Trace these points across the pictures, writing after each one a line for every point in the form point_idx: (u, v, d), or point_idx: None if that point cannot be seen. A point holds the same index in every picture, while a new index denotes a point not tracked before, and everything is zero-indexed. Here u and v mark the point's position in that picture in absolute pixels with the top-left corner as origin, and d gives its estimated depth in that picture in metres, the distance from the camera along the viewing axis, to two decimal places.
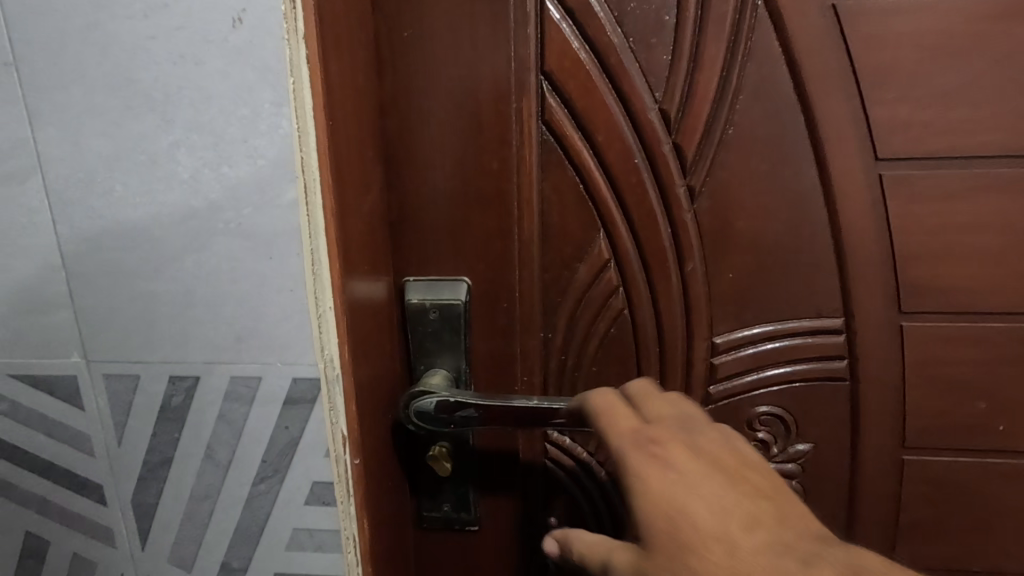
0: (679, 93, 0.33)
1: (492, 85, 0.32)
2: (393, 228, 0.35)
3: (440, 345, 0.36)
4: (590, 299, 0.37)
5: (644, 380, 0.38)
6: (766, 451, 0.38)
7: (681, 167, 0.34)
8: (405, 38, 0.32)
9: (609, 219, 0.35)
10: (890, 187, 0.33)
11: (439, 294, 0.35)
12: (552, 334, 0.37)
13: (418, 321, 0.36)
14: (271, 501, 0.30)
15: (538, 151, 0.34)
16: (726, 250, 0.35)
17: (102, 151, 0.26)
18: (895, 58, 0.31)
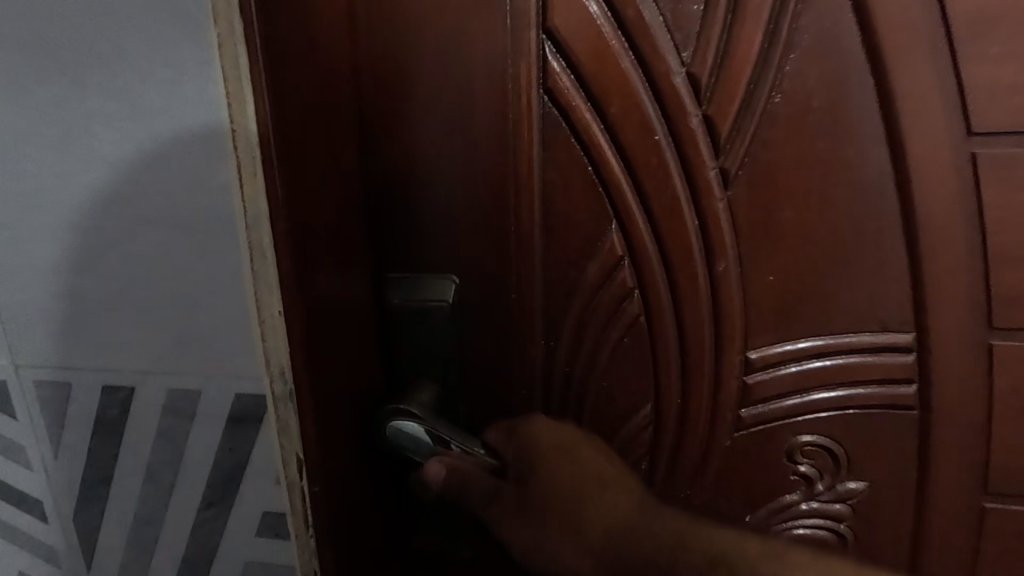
0: (713, 53, 0.27)
1: (484, 46, 0.27)
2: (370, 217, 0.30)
3: (424, 352, 0.31)
4: (600, 303, 0.31)
5: (663, 400, 0.32)
6: (809, 487, 0.32)
7: (713, 147, 0.28)
8: None
9: (624, 209, 0.29)
10: (984, 171, 0.26)
11: (423, 294, 0.30)
12: (555, 342, 0.32)
13: (398, 323, 0.31)
14: (220, 529, 0.27)
15: (539, 126, 0.29)
16: (767, 248, 0.29)
17: (9, 121, 0.22)
18: (999, 3, 0.24)
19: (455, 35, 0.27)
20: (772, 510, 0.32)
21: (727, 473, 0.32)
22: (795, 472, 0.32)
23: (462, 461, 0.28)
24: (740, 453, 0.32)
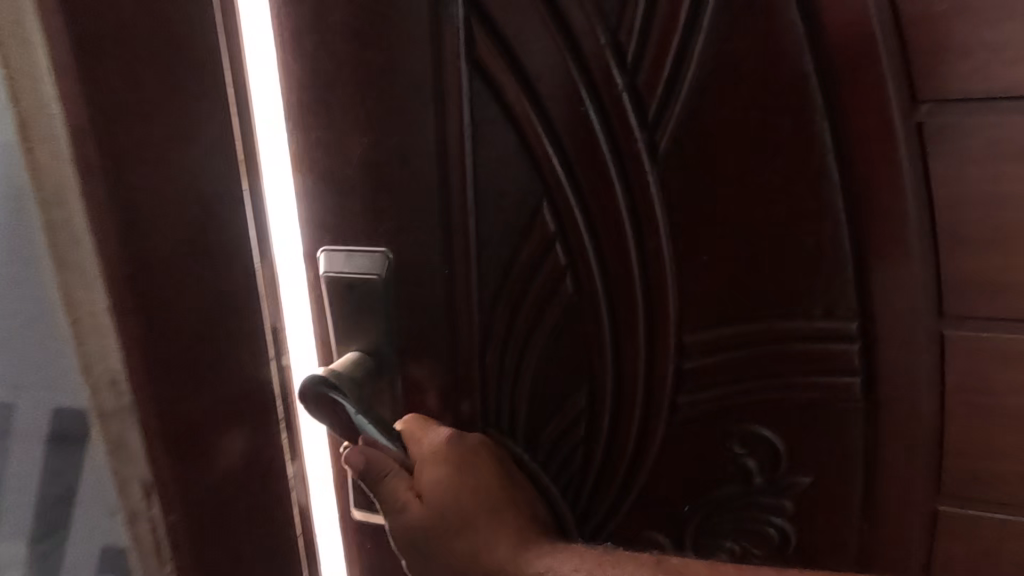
0: (637, 16, 0.25)
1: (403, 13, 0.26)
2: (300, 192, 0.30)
3: (364, 324, 0.30)
4: (533, 284, 0.30)
5: (598, 384, 0.31)
6: (750, 479, 0.30)
7: (640, 117, 0.26)
8: None
9: (554, 186, 0.28)
10: (934, 141, 0.24)
11: (354, 267, 0.30)
12: (491, 323, 0.30)
13: (338, 294, 0.30)
14: (80, 522, 0.30)
15: (464, 96, 0.27)
16: (700, 226, 0.27)
17: None
18: None
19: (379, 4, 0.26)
20: (710, 500, 0.31)
21: (664, 459, 0.31)
22: (735, 462, 0.30)
23: (382, 454, 0.28)
24: (677, 440, 0.31)
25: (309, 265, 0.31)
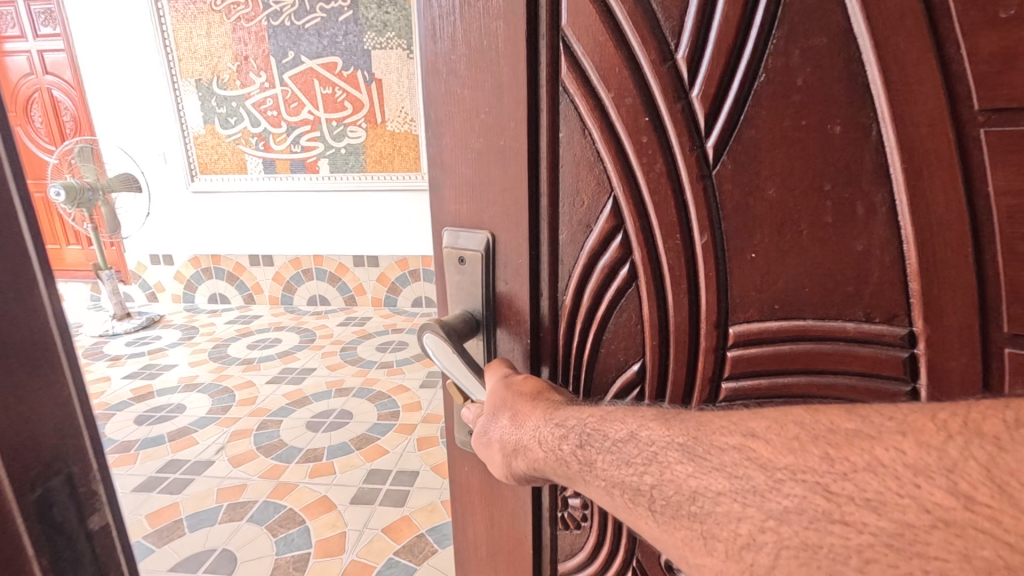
0: (708, 94, 0.33)
1: (529, 83, 0.38)
2: (455, 197, 0.44)
3: (466, 289, 0.45)
4: (616, 276, 0.40)
5: (668, 359, 0.40)
6: None
7: (703, 162, 0.35)
8: (473, 44, 0.39)
9: (637, 209, 0.38)
10: (1004, 202, 0.28)
11: (465, 245, 0.44)
12: (580, 297, 0.42)
13: (455, 264, 0.45)
14: None
15: (576, 142, 0.38)
16: (748, 225, 0.35)
17: None
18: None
19: (510, 74, 0.38)
20: None
21: None
22: None
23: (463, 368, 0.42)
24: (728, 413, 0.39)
25: (440, 238, 0.46)
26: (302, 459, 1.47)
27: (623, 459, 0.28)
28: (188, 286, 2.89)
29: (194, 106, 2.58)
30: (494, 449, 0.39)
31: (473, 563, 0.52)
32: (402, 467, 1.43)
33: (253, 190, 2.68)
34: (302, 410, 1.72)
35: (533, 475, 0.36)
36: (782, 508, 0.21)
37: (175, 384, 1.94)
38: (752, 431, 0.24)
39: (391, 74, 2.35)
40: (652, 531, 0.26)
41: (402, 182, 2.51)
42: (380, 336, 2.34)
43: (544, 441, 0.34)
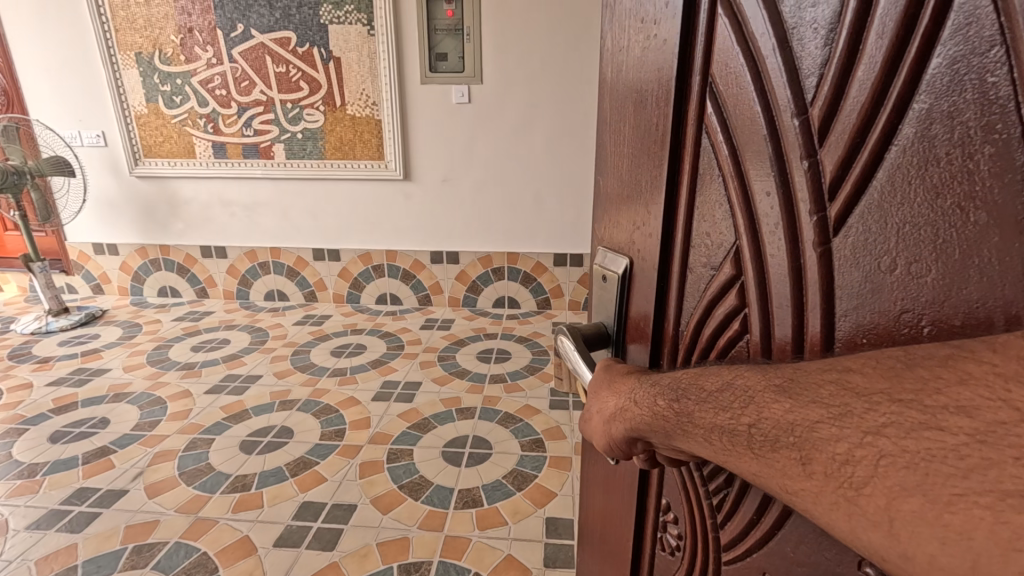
0: (844, 145, 0.25)
1: (666, 118, 0.38)
2: (616, 221, 0.48)
3: (606, 300, 0.50)
4: (726, 326, 0.35)
5: None
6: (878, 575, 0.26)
7: (825, 223, 0.27)
8: (635, 85, 0.42)
9: (748, 262, 0.33)
10: None
11: (611, 264, 0.49)
12: (704, 325, 0.37)
13: (602, 280, 0.51)
14: None
15: (704, 179, 0.36)
16: (861, 305, 0.25)
17: None
18: None
19: (659, 111, 0.39)
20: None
21: None
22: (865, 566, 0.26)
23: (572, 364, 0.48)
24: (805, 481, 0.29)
25: (597, 258, 0.52)
26: (227, 489, 1.33)
27: (717, 405, 0.27)
28: (136, 278, 2.74)
29: (135, 83, 2.41)
30: (594, 418, 0.42)
31: (596, 524, 0.60)
32: (338, 500, 1.29)
33: (200, 176, 2.52)
34: (237, 427, 1.61)
35: (625, 436, 0.37)
36: (880, 425, 0.19)
37: (103, 394, 1.80)
38: (849, 366, 0.22)
39: (350, 52, 2.26)
40: (753, 468, 0.25)
41: (364, 170, 2.43)
42: (338, 337, 2.26)
43: (641, 401, 0.35)
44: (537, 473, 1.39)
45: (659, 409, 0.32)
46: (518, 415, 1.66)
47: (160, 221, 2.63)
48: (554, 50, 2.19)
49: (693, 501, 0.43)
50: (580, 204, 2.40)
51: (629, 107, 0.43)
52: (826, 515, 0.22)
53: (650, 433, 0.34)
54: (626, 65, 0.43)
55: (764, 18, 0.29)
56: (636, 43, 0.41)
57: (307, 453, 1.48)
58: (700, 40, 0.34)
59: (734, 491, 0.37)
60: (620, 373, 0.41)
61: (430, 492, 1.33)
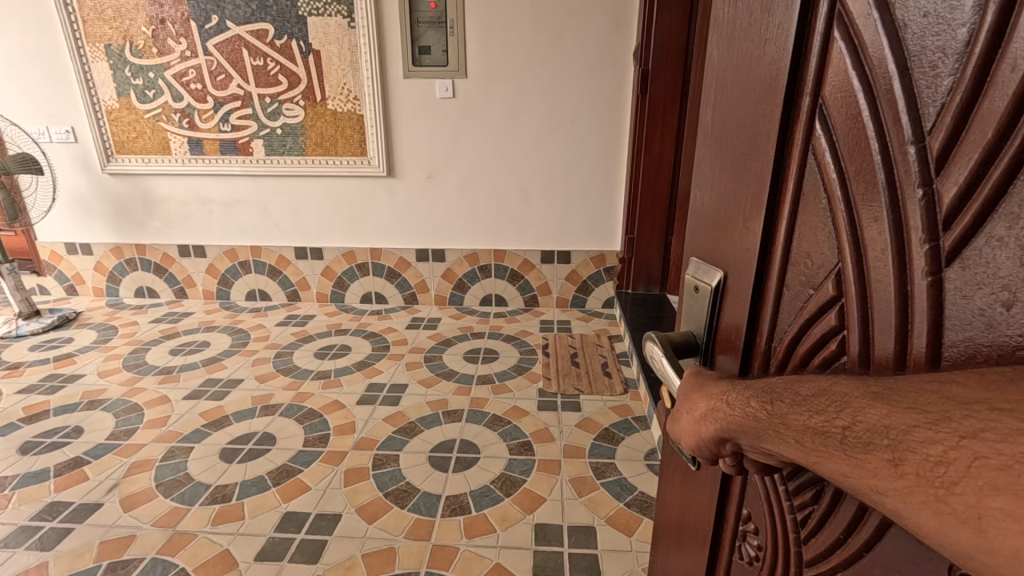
0: (964, 176, 0.23)
1: (767, 130, 0.36)
2: (707, 230, 0.45)
3: (695, 309, 0.47)
4: (817, 348, 0.33)
5: None
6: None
7: (937, 254, 0.25)
8: (735, 92, 0.40)
9: (847, 286, 0.30)
10: None
11: (702, 275, 0.45)
12: (796, 345, 0.35)
13: (693, 289, 0.47)
14: None
15: (803, 198, 0.34)
16: (974, 341, 0.23)
17: None
18: None
19: (760, 121, 0.37)
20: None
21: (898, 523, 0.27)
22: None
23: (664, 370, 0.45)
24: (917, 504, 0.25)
25: (690, 265, 0.48)
26: (207, 501, 1.29)
27: (811, 408, 0.26)
28: (111, 278, 2.66)
29: (106, 76, 2.32)
30: (684, 420, 0.40)
31: (667, 521, 0.60)
32: (322, 510, 1.26)
33: (176, 173, 2.44)
34: (218, 434, 1.56)
35: (712, 438, 0.35)
36: (976, 430, 0.18)
37: (76, 401, 1.74)
38: (954, 378, 0.21)
39: (330, 45, 2.20)
40: (840, 469, 0.24)
41: (346, 166, 2.37)
42: (322, 338, 2.22)
43: (734, 402, 0.33)
44: (526, 478, 1.37)
45: (749, 410, 0.31)
46: (506, 417, 1.63)
47: (135, 219, 2.55)
48: (544, 44, 2.15)
49: (777, 516, 0.39)
50: (567, 202, 2.38)
51: (727, 115, 0.41)
52: (917, 516, 0.20)
53: (737, 432, 0.32)
54: (731, 71, 0.40)
55: (883, 39, 0.27)
56: (743, 52, 0.38)
57: (290, 461, 1.44)
58: (811, 56, 0.32)
59: (820, 510, 0.34)
60: (710, 381, 0.39)
61: (417, 499, 1.30)
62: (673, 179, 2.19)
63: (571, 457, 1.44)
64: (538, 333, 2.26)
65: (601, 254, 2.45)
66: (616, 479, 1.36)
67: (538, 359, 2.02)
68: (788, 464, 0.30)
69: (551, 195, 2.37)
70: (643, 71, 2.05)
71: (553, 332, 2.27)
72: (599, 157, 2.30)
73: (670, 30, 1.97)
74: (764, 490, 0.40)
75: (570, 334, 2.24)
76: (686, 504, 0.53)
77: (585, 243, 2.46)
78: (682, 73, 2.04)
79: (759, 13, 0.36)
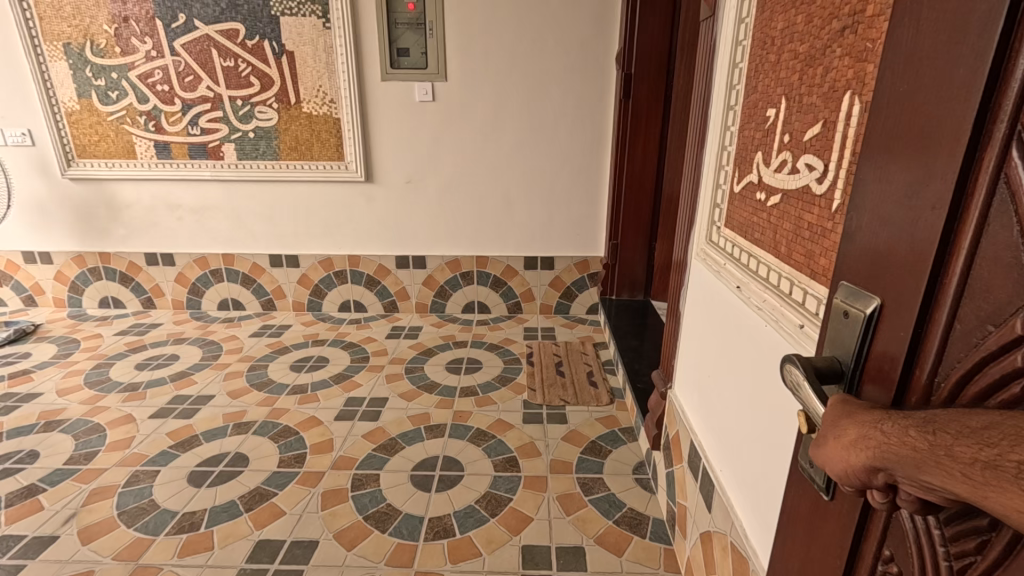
0: None
1: (945, 153, 0.31)
2: (857, 249, 0.40)
3: (841, 333, 0.42)
4: (999, 392, 0.29)
5: None
6: None
7: None
8: (906, 104, 0.35)
9: None
10: None
11: (855, 300, 0.40)
12: (967, 387, 0.31)
13: (838, 314, 0.42)
14: None
15: (986, 231, 0.30)
16: None
17: None
18: None
19: (932, 141, 0.32)
20: None
21: None
22: None
23: (805, 393, 0.41)
24: None
25: (834, 288, 0.43)
26: (173, 531, 1.21)
27: (980, 440, 0.26)
28: (73, 288, 2.53)
29: (65, 76, 2.20)
30: (829, 446, 0.36)
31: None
32: (297, 537, 1.20)
33: (142, 178, 2.34)
34: (186, 456, 1.48)
35: (868, 462, 0.32)
36: None
37: (32, 423, 1.63)
38: None
39: (305, 46, 2.12)
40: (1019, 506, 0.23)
41: (322, 171, 2.30)
42: (299, 349, 2.14)
43: (887, 429, 0.31)
44: (512, 496, 1.32)
45: (901, 439, 0.30)
46: (490, 431, 1.58)
47: (98, 226, 2.43)
48: (534, 47, 2.11)
49: (923, 564, 0.34)
50: (549, 207, 2.35)
51: (892, 130, 0.36)
52: None
53: (894, 461, 0.30)
54: (900, 80, 0.35)
55: None
56: (918, 64, 0.34)
57: (264, 483, 1.37)
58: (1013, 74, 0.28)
59: (987, 562, 0.30)
60: (854, 407, 0.35)
61: (399, 522, 1.24)
62: (657, 184, 2.18)
63: (558, 473, 1.40)
64: (522, 341, 2.22)
65: (585, 259, 2.42)
66: (605, 495, 1.32)
67: (523, 369, 1.97)
68: (952, 502, 0.28)
69: (534, 200, 2.34)
70: (626, 75, 2.03)
71: (537, 340, 2.23)
72: (585, 161, 2.27)
73: (652, 35, 1.96)
74: (910, 533, 0.35)
75: (554, 341, 2.20)
76: (804, 553, 0.47)
77: (569, 248, 2.42)
78: (665, 77, 2.04)
79: (945, 19, 0.31)
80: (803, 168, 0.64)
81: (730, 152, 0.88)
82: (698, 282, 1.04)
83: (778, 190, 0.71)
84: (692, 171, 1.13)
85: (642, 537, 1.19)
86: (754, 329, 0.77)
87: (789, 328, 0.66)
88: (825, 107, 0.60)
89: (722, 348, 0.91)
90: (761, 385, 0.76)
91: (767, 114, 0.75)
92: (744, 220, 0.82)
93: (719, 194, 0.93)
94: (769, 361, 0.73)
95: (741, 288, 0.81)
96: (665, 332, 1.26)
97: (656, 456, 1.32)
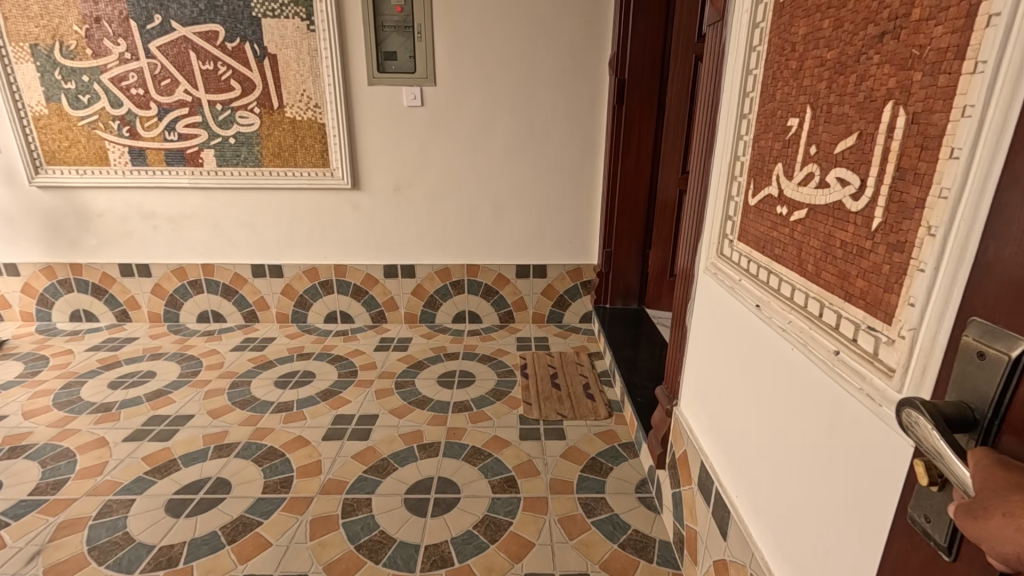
0: None
1: None
2: (999, 282, 0.37)
3: (974, 380, 0.37)
4: None
5: None
6: None
7: None
8: None
9: None
10: None
11: (993, 341, 0.36)
12: None
13: (969, 358, 0.38)
14: None
15: None
16: None
17: None
18: None
19: None
20: None
21: None
22: None
23: (931, 438, 0.35)
24: None
25: (963, 327, 0.39)
26: (149, 568, 1.13)
27: None
28: (41, 301, 2.41)
29: (32, 79, 2.09)
30: (993, 519, 0.30)
31: None
32: (285, 571, 1.12)
33: (116, 186, 2.23)
34: (163, 483, 1.39)
35: None
36: None
37: None
38: None
39: (288, 49, 2.05)
40: None
41: (306, 178, 2.22)
42: (283, 364, 2.05)
43: None
44: (511, 520, 1.26)
45: None
46: (486, 449, 1.53)
47: (69, 236, 2.32)
48: (528, 51, 2.07)
49: None
50: (542, 214, 2.30)
51: None
52: None
53: None
54: None
55: None
56: None
57: (247, 511, 1.29)
58: None
59: None
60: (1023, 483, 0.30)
61: (393, 551, 1.18)
62: (651, 189, 2.15)
63: (558, 493, 1.35)
64: (515, 352, 2.16)
65: (577, 267, 2.37)
66: (607, 517, 1.27)
67: (517, 382, 1.91)
68: None
69: (526, 207, 2.28)
70: (619, 81, 2.00)
71: (530, 351, 2.17)
72: (578, 168, 2.23)
73: (645, 39, 1.95)
74: None
75: (548, 352, 2.15)
76: None
77: (560, 256, 2.37)
78: (658, 83, 2.01)
79: None
80: (834, 182, 0.60)
81: (744, 163, 0.84)
82: (708, 299, 1.00)
83: (804, 205, 0.66)
84: (696, 181, 1.09)
85: (648, 561, 1.15)
86: (778, 351, 0.72)
87: (821, 354, 0.61)
88: (859, 118, 0.56)
89: (738, 367, 0.86)
90: (786, 410, 0.71)
91: (788, 124, 0.71)
92: (762, 235, 0.78)
93: (731, 206, 0.89)
94: (795, 385, 0.68)
95: (761, 308, 0.76)
96: (669, 347, 1.22)
97: (660, 474, 1.27)
